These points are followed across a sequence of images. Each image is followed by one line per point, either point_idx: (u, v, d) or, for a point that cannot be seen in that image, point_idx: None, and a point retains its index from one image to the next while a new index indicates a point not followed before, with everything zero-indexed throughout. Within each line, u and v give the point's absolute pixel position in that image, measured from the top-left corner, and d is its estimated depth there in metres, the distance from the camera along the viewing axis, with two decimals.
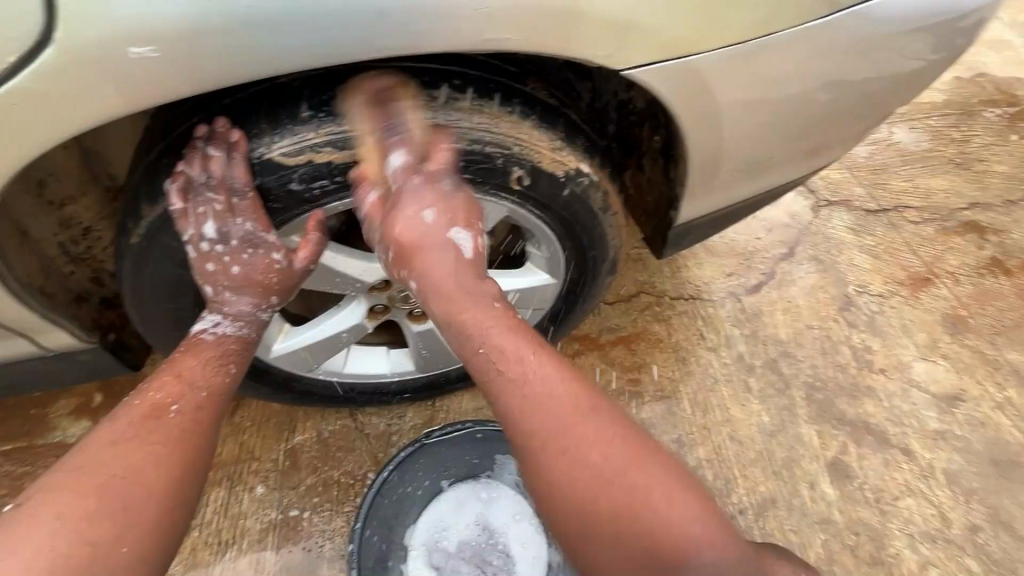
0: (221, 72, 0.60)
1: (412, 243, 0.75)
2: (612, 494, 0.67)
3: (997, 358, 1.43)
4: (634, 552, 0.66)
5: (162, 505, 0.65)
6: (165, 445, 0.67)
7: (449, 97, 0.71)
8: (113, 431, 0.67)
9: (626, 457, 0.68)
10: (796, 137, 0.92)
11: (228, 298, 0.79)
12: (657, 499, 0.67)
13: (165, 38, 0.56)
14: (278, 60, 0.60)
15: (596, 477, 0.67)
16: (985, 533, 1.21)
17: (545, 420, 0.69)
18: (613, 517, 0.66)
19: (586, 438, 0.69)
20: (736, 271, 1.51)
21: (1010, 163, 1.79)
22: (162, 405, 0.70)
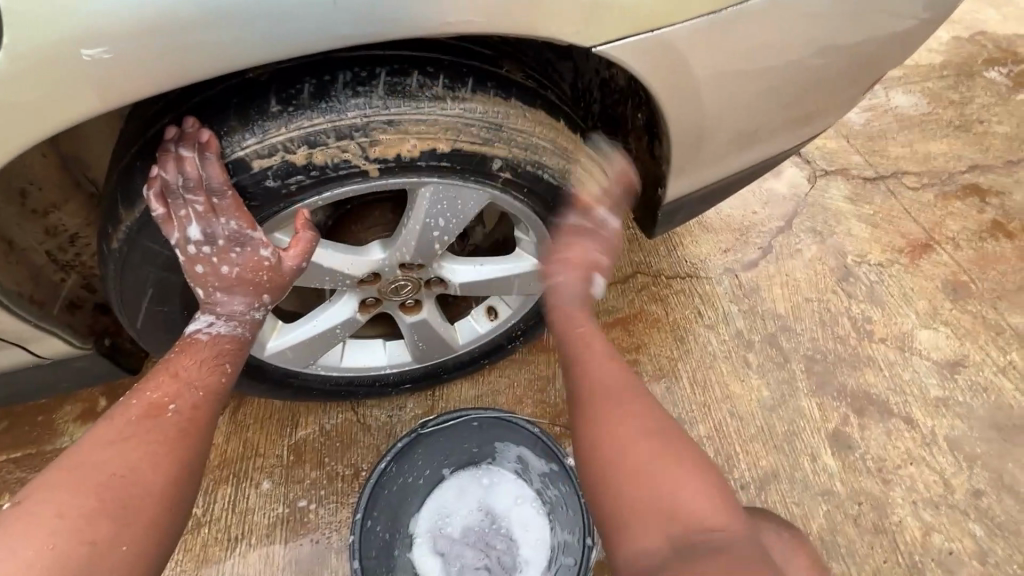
0: (188, 68, 0.59)
1: (574, 264, 0.90)
2: (639, 450, 0.71)
3: (1000, 322, 1.42)
4: (651, 510, 0.66)
5: (161, 503, 0.65)
6: (164, 444, 0.68)
7: (421, 84, 0.70)
8: (114, 428, 0.68)
9: (658, 430, 0.73)
10: (784, 107, 0.90)
11: (220, 298, 0.77)
12: (702, 486, 0.68)
13: (114, 38, 0.55)
14: (234, 55, 0.59)
15: (630, 434, 0.72)
16: (989, 498, 1.21)
17: (599, 385, 0.78)
18: (636, 469, 0.69)
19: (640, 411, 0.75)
20: (732, 247, 1.50)
21: (1011, 123, 1.75)
22: (160, 404, 0.71)
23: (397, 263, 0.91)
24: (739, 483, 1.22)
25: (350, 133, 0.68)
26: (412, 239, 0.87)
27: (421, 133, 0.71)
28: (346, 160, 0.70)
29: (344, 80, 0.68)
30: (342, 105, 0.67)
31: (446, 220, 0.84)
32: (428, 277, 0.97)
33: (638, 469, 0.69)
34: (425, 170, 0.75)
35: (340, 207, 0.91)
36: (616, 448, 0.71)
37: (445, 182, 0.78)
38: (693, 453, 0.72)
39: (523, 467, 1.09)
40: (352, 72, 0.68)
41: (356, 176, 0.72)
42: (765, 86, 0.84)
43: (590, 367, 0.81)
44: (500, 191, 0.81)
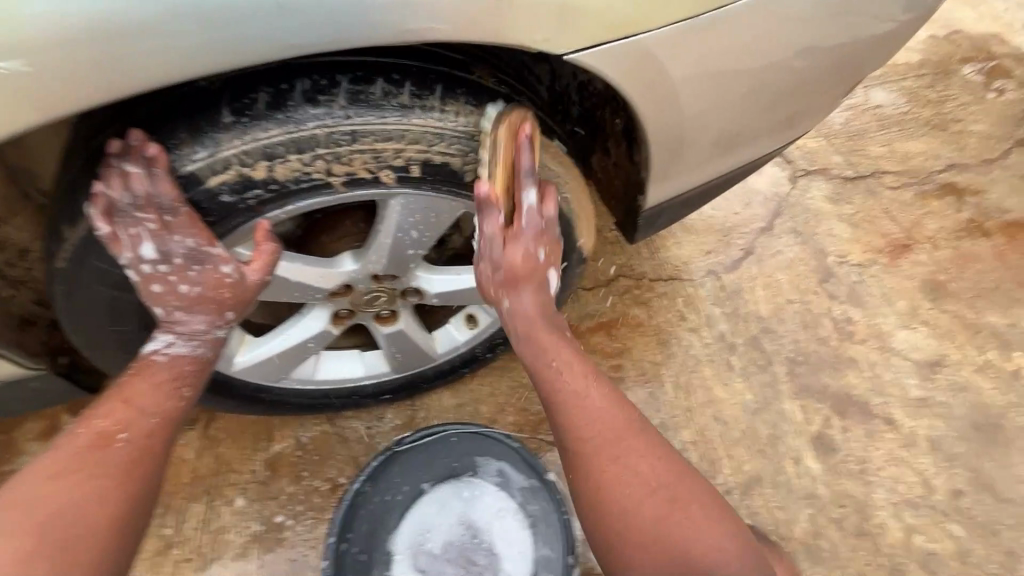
0: (128, 82, 0.54)
1: (523, 270, 0.82)
2: (649, 500, 0.71)
3: (978, 321, 1.43)
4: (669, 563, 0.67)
5: (106, 541, 0.62)
6: (113, 476, 0.64)
7: (386, 92, 0.67)
8: (59, 459, 0.64)
9: (663, 471, 0.74)
10: (764, 110, 0.89)
11: (180, 318, 0.73)
12: (710, 524, 0.70)
13: (34, 49, 0.50)
14: (172, 66, 0.55)
15: (638, 481, 0.72)
16: (968, 497, 1.22)
17: (598, 429, 0.76)
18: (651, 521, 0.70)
19: (635, 454, 0.74)
20: (715, 248, 1.49)
21: (988, 121, 1.77)
22: (110, 434, 0.66)
23: (370, 275, 0.88)
24: (723, 488, 1.21)
25: (311, 145, 0.65)
26: (383, 248, 0.83)
27: (388, 144, 0.68)
28: (309, 173, 0.67)
29: (302, 88, 0.64)
30: (301, 115, 0.64)
31: (422, 230, 0.81)
32: (402, 287, 0.93)
33: (652, 522, 0.70)
34: (395, 182, 0.72)
35: (310, 217, 0.88)
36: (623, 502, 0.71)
37: (416, 192, 0.75)
38: (696, 488, 0.74)
39: (505, 480, 1.07)
40: (311, 80, 0.64)
41: (321, 188, 0.69)
42: (744, 91, 0.82)
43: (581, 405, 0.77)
44: (474, 201, 0.79)
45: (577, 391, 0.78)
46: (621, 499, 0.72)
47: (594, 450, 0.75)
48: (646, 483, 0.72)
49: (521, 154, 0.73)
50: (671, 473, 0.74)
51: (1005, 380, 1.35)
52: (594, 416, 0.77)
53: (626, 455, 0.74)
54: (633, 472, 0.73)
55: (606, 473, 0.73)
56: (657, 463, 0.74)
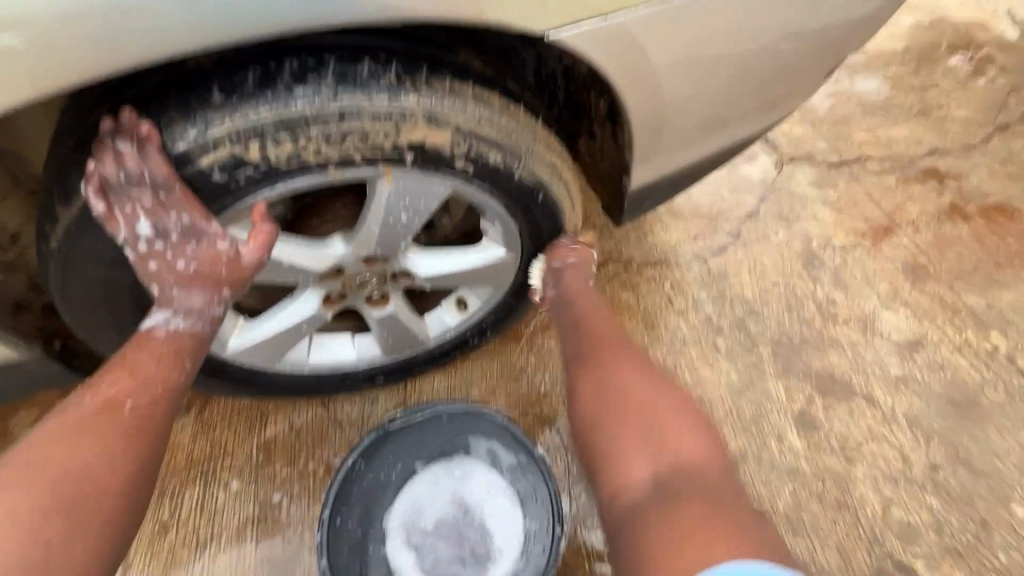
0: (110, 59, 0.55)
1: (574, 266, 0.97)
2: (633, 401, 0.77)
3: (957, 302, 1.46)
4: (639, 446, 0.72)
5: (116, 503, 0.63)
6: (119, 442, 0.65)
7: (373, 72, 0.68)
8: (66, 424, 0.65)
9: (653, 387, 0.79)
10: (745, 92, 0.90)
11: (177, 295, 0.74)
12: (687, 429, 0.73)
13: (30, 24, 0.52)
14: (167, 43, 0.56)
15: (630, 389, 0.79)
16: (945, 471, 1.26)
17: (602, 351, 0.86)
18: (628, 415, 0.75)
19: (645, 382, 0.80)
20: (701, 233, 1.51)
21: (969, 108, 1.80)
22: (116, 400, 0.68)
23: (361, 257, 0.89)
24: None
25: (300, 123, 0.66)
26: (375, 229, 0.84)
27: (376, 122, 0.69)
28: (299, 153, 0.68)
29: (290, 68, 0.65)
30: (290, 95, 0.65)
31: (413, 212, 0.82)
32: (393, 269, 0.95)
33: (633, 414, 0.75)
34: (384, 161, 0.73)
35: (301, 200, 0.91)
36: (607, 398, 0.79)
37: (406, 172, 0.76)
38: (685, 407, 0.77)
39: (495, 459, 1.10)
40: (299, 60, 0.66)
41: (311, 166, 0.70)
42: (724, 73, 0.84)
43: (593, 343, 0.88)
44: (464, 181, 0.79)
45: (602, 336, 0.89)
46: (621, 401, 0.78)
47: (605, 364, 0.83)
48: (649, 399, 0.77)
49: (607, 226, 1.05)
50: (678, 404, 0.77)
51: (982, 359, 1.39)
52: (614, 351, 0.86)
53: (636, 379, 0.80)
54: (640, 391, 0.78)
55: (604, 380, 0.81)
56: (661, 390, 0.78)
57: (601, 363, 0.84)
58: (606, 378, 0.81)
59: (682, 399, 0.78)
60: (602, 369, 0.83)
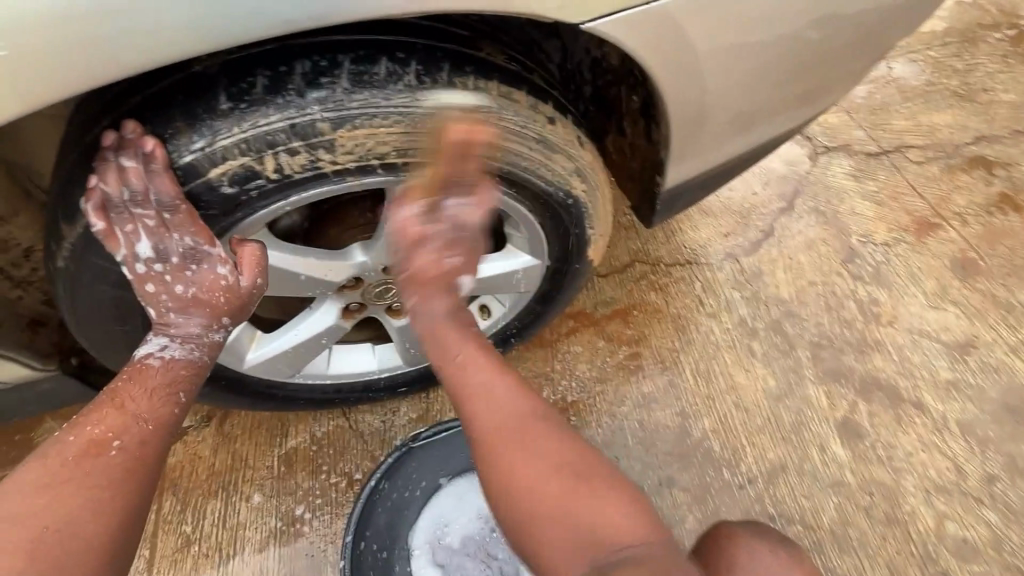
0: (101, 68, 0.51)
1: (434, 275, 0.75)
2: (548, 485, 0.67)
3: (1010, 300, 1.37)
4: (568, 541, 0.64)
5: (99, 558, 0.58)
6: (105, 489, 0.61)
7: (390, 72, 0.63)
8: (45, 471, 0.60)
9: (562, 453, 0.70)
10: (788, 83, 0.84)
11: (174, 319, 0.71)
12: (608, 503, 0.66)
13: (27, 31, 0.48)
14: (173, 45, 0.52)
15: (539, 467, 0.68)
16: (1002, 483, 1.18)
17: (495, 423, 0.71)
18: (546, 510, 0.66)
19: (537, 445, 0.69)
20: (733, 231, 1.44)
21: (1017, 90, 1.68)
22: (102, 441, 0.63)
23: (380, 266, 0.85)
24: (747, 477, 1.18)
25: (313, 131, 0.61)
26: None
27: (394, 127, 0.64)
28: (313, 162, 0.64)
29: (302, 71, 0.61)
30: (302, 99, 0.60)
31: None
32: None
33: (552, 502, 0.66)
34: (404, 167, 0.68)
35: (316, 208, 0.86)
36: (514, 489, 0.68)
37: None
38: (598, 471, 0.69)
39: None
40: (311, 61, 0.61)
41: (327, 176, 0.66)
42: (768, 62, 0.77)
43: (483, 404, 0.72)
44: (489, 186, 0.75)
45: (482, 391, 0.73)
46: (528, 487, 0.68)
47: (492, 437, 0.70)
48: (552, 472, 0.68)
49: (460, 167, 0.68)
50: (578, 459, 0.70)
51: None
52: (503, 411, 0.72)
53: (529, 449, 0.69)
54: (540, 465, 0.68)
55: (511, 465, 0.69)
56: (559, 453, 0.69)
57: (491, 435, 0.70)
58: (511, 461, 0.69)
59: (587, 456, 0.70)
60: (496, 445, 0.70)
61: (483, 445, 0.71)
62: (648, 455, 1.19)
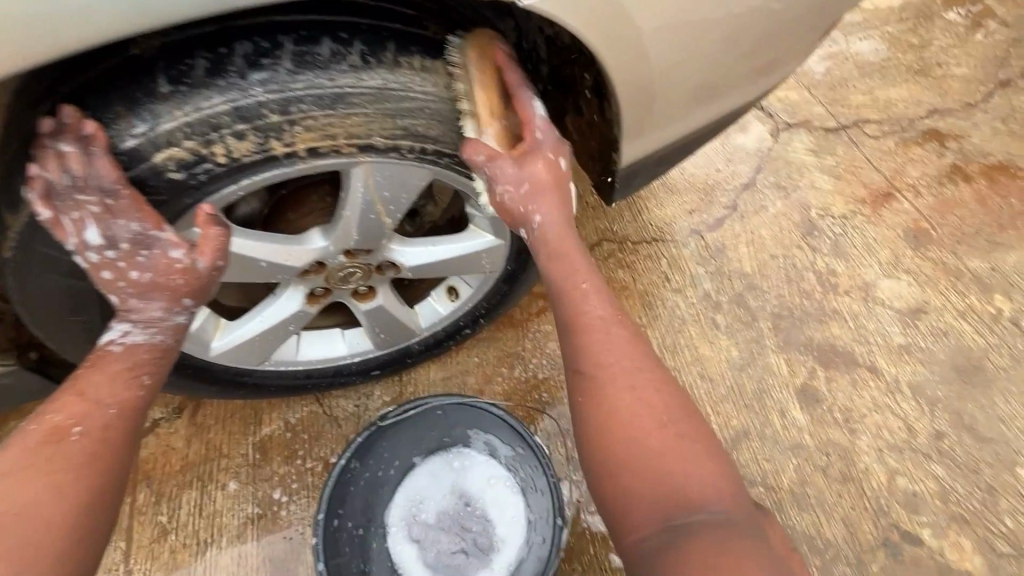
0: (33, 49, 0.51)
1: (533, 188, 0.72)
2: (642, 431, 0.65)
3: (959, 266, 1.43)
4: (650, 491, 0.62)
5: (69, 534, 0.59)
6: (71, 470, 0.61)
7: (334, 52, 0.63)
8: (8, 458, 0.60)
9: (667, 409, 0.67)
10: (737, 59, 0.86)
11: (135, 305, 0.70)
12: (700, 467, 0.63)
13: None
14: (101, 21, 0.51)
15: (639, 413, 0.66)
16: (950, 439, 1.24)
17: (599, 363, 0.69)
18: (636, 454, 0.64)
19: (641, 394, 0.67)
20: (698, 207, 1.47)
21: (969, 64, 1.73)
22: (64, 427, 0.63)
23: (342, 250, 0.86)
24: None
25: (258, 113, 0.62)
26: (352, 225, 0.81)
27: (341, 107, 0.64)
28: (262, 145, 0.64)
29: (243, 52, 0.61)
30: (244, 81, 0.60)
31: (393, 205, 0.79)
32: (377, 261, 0.91)
33: (647, 449, 0.64)
34: (356, 149, 0.69)
35: (276, 193, 0.86)
36: (608, 426, 0.66)
37: (382, 159, 0.72)
38: (700, 438, 0.66)
39: (493, 450, 1.08)
40: (252, 43, 0.61)
41: (277, 158, 0.66)
42: (714, 39, 0.79)
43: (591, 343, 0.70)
44: (445, 166, 0.75)
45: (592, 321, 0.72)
46: (622, 430, 0.66)
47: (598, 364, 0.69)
48: (648, 418, 0.66)
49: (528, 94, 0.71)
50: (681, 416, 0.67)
51: (986, 323, 1.37)
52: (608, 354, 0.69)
53: (628, 397, 0.67)
54: (636, 412, 0.66)
55: (608, 405, 0.67)
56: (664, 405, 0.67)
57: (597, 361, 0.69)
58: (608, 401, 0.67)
59: (690, 419, 0.67)
60: (593, 385, 0.69)
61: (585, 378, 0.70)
62: None
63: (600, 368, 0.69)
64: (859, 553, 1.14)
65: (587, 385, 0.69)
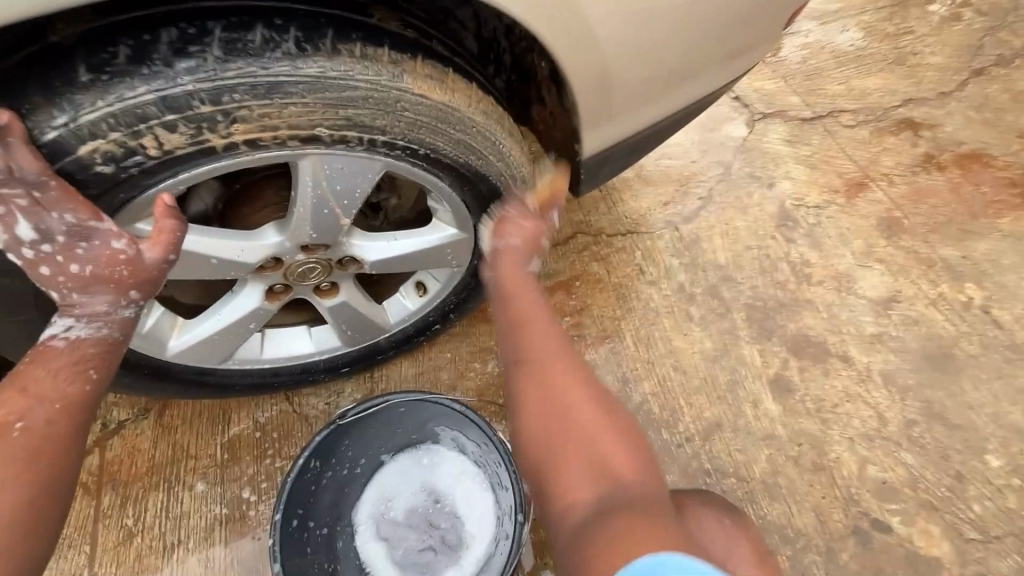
0: None
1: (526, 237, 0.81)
2: (575, 422, 0.64)
3: (931, 255, 1.43)
4: (578, 470, 0.61)
5: (14, 528, 0.58)
6: (12, 466, 0.60)
7: (267, 39, 0.62)
8: None
9: (601, 404, 0.66)
10: (696, 45, 0.84)
11: (77, 299, 0.68)
12: (627, 453, 0.62)
13: None
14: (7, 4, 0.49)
15: (569, 401, 0.66)
16: (920, 427, 1.25)
17: (535, 354, 0.70)
18: (560, 432, 0.64)
19: (574, 387, 0.67)
20: (672, 199, 1.46)
21: (944, 53, 1.74)
22: (5, 421, 0.62)
23: (298, 245, 0.84)
24: (684, 436, 1.22)
25: (187, 103, 0.60)
26: (306, 221, 0.79)
27: (277, 97, 0.63)
28: (196, 137, 0.62)
29: (168, 39, 0.60)
30: (170, 70, 0.59)
31: (347, 200, 0.77)
32: (337, 256, 0.89)
33: (578, 429, 0.64)
34: (299, 142, 0.68)
35: (229, 186, 0.85)
36: (546, 415, 0.65)
37: (331, 152, 0.71)
38: (629, 432, 0.65)
39: (461, 445, 1.06)
40: (178, 29, 0.60)
41: (217, 152, 0.65)
42: (669, 24, 0.77)
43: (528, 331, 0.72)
44: (397, 157, 0.74)
45: (543, 339, 0.71)
46: (557, 410, 0.65)
47: (540, 371, 0.68)
48: (582, 410, 0.65)
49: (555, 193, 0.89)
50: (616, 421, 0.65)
51: (957, 311, 1.37)
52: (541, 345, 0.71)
53: (559, 385, 0.67)
54: (570, 404, 0.65)
55: (547, 394, 0.66)
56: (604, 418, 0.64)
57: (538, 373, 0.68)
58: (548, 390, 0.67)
59: (618, 412, 0.66)
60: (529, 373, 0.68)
61: (521, 368, 0.70)
62: None
63: (540, 363, 0.69)
64: (830, 542, 1.15)
65: (523, 377, 0.69)
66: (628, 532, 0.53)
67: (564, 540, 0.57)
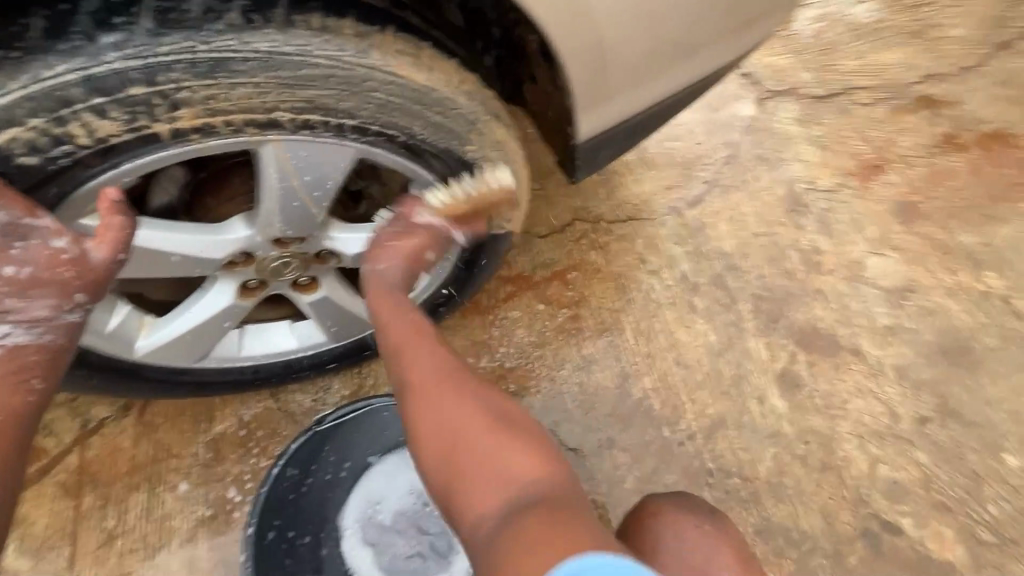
0: None
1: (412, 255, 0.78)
2: (468, 437, 0.63)
3: (950, 242, 1.36)
4: (480, 483, 0.60)
5: None
6: None
7: (207, 8, 0.56)
8: None
9: (490, 406, 0.66)
10: (699, 13, 0.76)
11: (15, 304, 0.63)
12: (525, 449, 0.62)
13: None
14: None
15: (460, 415, 0.65)
16: (934, 424, 1.19)
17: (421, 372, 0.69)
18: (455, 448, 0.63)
19: (462, 398, 0.66)
20: (676, 182, 1.39)
21: (967, 25, 1.63)
22: None
23: (271, 239, 0.77)
24: (686, 434, 1.17)
25: (115, 85, 0.55)
26: (275, 213, 0.73)
27: (220, 75, 0.58)
28: (132, 123, 0.58)
29: (89, 9, 0.55)
30: (94, 45, 0.54)
31: (319, 190, 0.71)
32: (314, 250, 0.83)
33: (472, 443, 0.62)
34: (254, 129, 0.63)
35: (195, 175, 0.79)
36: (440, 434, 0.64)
37: (294, 139, 0.65)
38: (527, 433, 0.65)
39: None
40: None
41: (161, 139, 0.60)
42: None
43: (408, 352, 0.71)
44: (369, 144, 0.68)
45: (429, 357, 0.70)
46: (450, 430, 0.64)
47: (429, 388, 0.67)
48: (473, 419, 0.64)
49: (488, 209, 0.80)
50: (514, 419, 0.66)
51: (976, 301, 1.30)
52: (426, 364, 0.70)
53: (451, 397, 0.66)
54: (459, 416, 0.65)
55: (438, 414, 0.65)
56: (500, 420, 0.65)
57: (426, 389, 0.67)
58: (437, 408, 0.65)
59: (508, 411, 0.67)
60: (423, 390, 0.67)
61: (411, 390, 0.68)
62: (588, 418, 1.17)
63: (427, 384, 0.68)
64: (837, 545, 1.10)
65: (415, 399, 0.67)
66: (547, 534, 0.52)
67: (476, 550, 0.56)
